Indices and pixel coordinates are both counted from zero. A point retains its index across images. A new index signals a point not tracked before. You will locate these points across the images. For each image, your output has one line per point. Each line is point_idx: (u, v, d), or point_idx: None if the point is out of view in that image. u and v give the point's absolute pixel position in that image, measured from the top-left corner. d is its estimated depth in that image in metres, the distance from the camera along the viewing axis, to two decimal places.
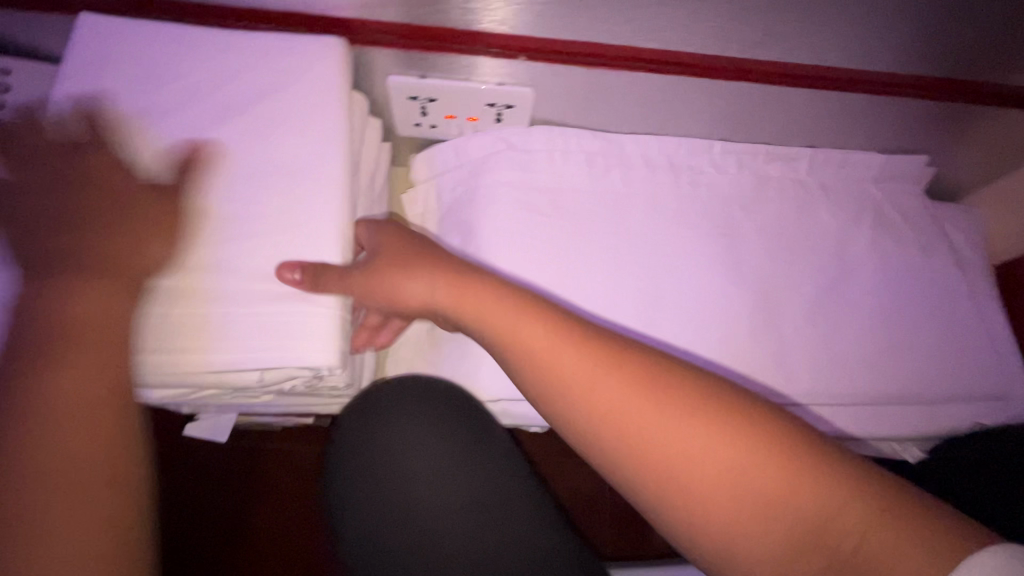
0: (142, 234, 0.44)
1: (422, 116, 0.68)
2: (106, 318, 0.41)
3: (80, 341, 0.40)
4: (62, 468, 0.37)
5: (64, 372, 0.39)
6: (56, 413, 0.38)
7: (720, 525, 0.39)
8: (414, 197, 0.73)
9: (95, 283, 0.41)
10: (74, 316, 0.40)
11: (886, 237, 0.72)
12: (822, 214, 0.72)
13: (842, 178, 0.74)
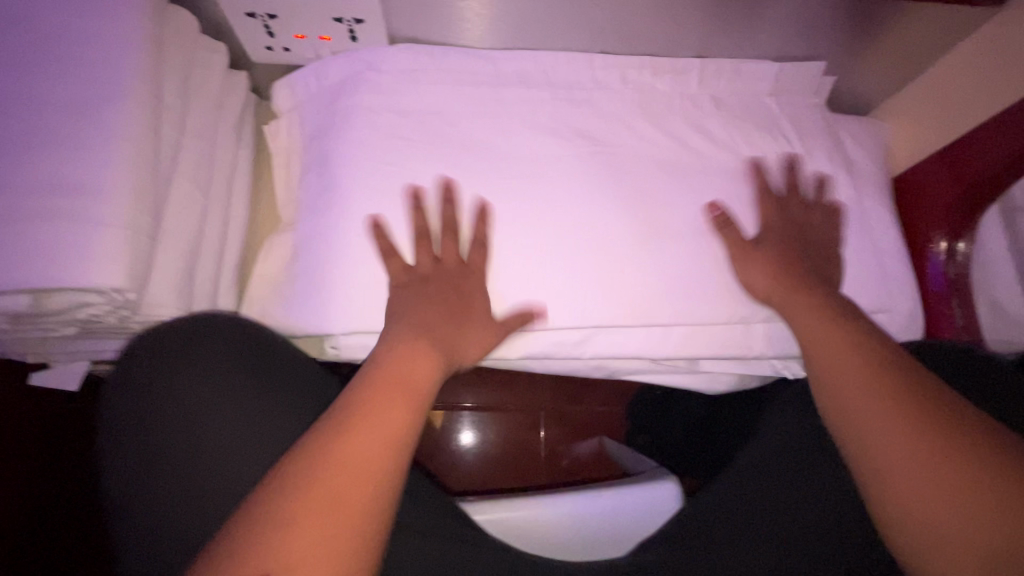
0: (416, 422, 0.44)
1: (270, 36, 0.63)
2: (405, 372, 0.47)
3: (396, 409, 0.44)
4: (339, 474, 0.40)
5: (375, 414, 0.43)
6: (357, 428, 0.42)
7: (900, 496, 0.41)
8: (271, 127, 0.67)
9: (392, 352, 0.48)
10: (389, 376, 0.46)
11: (782, 148, 0.67)
12: (709, 127, 0.67)
13: (736, 92, 0.70)
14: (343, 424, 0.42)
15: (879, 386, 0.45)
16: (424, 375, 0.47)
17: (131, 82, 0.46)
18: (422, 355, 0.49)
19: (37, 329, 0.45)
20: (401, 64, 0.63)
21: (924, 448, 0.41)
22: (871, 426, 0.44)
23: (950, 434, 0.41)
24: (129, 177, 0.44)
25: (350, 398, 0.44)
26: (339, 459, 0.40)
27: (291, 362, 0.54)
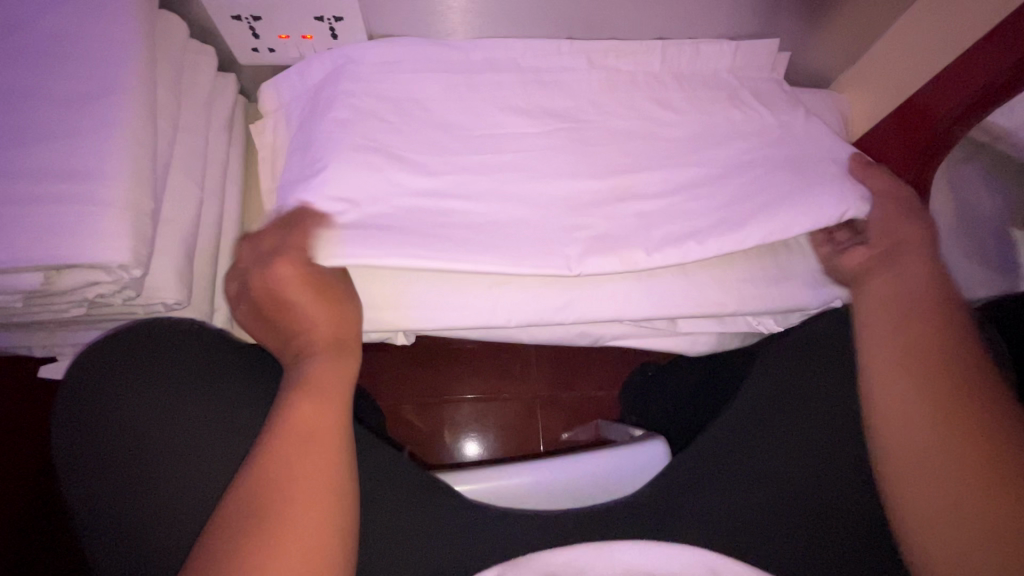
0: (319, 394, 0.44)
1: (254, 38, 0.67)
2: (321, 379, 0.46)
3: (313, 414, 0.43)
4: (292, 497, 0.39)
5: (300, 427, 0.42)
6: (292, 447, 0.41)
7: (908, 444, 0.44)
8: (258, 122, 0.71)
9: (312, 362, 0.47)
10: (303, 389, 0.45)
11: (740, 118, 0.71)
12: (671, 98, 0.71)
13: (699, 70, 0.74)
14: (273, 454, 0.41)
15: (915, 366, 0.46)
16: (330, 377, 0.46)
17: (127, 78, 0.50)
18: (328, 359, 0.48)
19: (47, 307, 0.49)
20: (381, 57, 0.67)
21: (953, 424, 0.43)
22: (906, 406, 0.45)
23: (978, 415, 0.43)
24: (130, 163, 0.47)
25: (276, 420, 0.43)
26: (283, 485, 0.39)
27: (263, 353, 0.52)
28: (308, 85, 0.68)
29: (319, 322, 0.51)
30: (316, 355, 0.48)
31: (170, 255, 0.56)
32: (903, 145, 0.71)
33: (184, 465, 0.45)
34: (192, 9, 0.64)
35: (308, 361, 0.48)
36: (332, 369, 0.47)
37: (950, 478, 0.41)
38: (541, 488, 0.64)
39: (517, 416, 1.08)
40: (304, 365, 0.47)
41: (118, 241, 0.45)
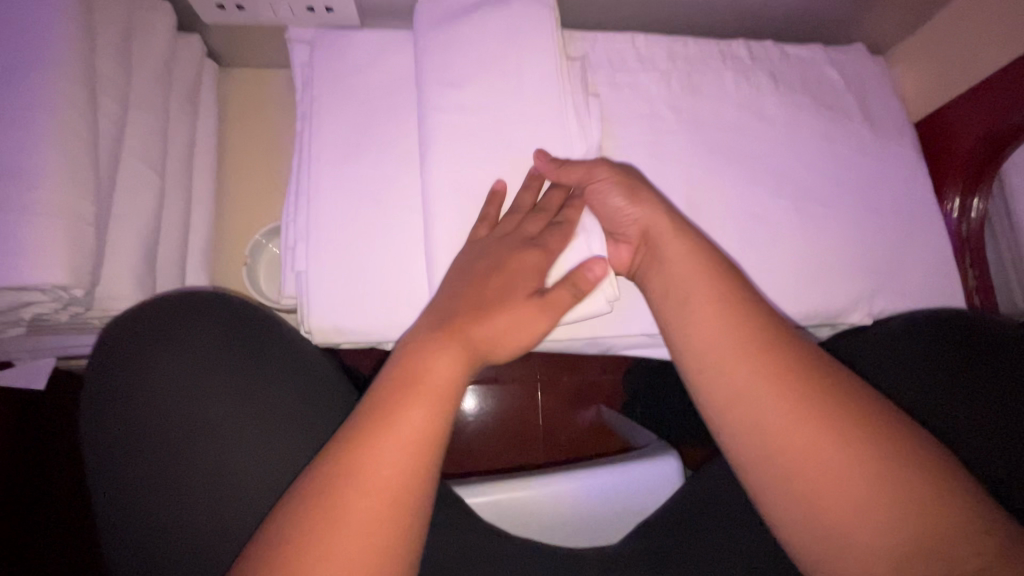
0: (424, 357, 0.41)
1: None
2: (436, 378, 0.40)
3: (416, 418, 0.38)
4: (352, 511, 0.34)
5: (403, 429, 0.37)
6: (373, 459, 0.36)
7: (783, 461, 0.37)
8: (271, 124, 0.68)
9: (421, 362, 0.41)
10: (384, 426, 0.37)
11: (781, 95, 0.62)
12: (702, 72, 0.62)
13: (741, 43, 0.64)
14: (365, 450, 0.36)
15: (790, 383, 0.38)
16: (446, 381, 0.40)
17: (53, 49, 0.41)
18: (453, 354, 0.42)
19: None
20: (373, 42, 0.60)
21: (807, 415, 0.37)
22: (759, 411, 0.39)
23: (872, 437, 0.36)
24: (60, 162, 0.39)
25: (383, 407, 0.38)
26: (351, 489, 0.35)
27: (282, 339, 0.53)
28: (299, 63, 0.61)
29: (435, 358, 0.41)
30: (440, 346, 0.41)
31: (124, 260, 0.49)
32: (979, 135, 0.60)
33: (204, 449, 0.47)
34: None
35: (461, 373, 0.41)
36: (450, 372, 0.41)
37: (835, 495, 0.35)
38: (545, 502, 0.60)
39: (518, 402, 1.00)
40: (421, 350, 0.42)
41: (50, 256, 0.38)
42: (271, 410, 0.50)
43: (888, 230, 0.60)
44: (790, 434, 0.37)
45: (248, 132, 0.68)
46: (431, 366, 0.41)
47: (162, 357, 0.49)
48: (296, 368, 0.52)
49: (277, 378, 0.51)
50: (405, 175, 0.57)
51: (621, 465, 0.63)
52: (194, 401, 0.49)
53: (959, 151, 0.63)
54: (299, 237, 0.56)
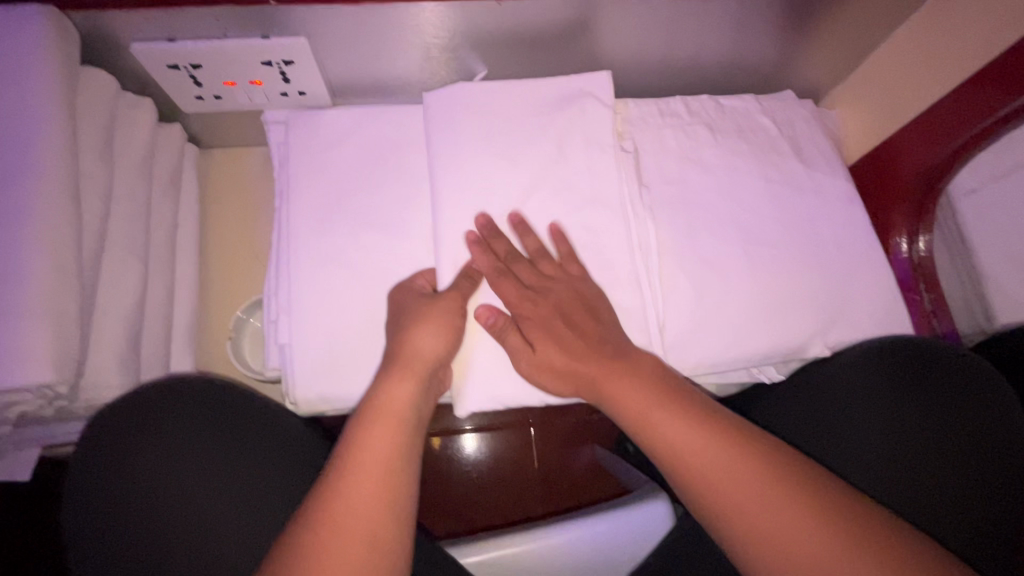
0: (381, 388, 0.49)
1: (198, 88, 0.60)
2: (393, 404, 0.48)
3: (381, 438, 0.45)
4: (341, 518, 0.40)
5: (372, 450, 0.44)
6: (351, 477, 0.42)
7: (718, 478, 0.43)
8: (251, 197, 0.72)
9: (381, 390, 0.49)
10: (358, 445, 0.45)
11: (728, 143, 0.66)
12: (652, 127, 0.66)
13: (678, 100, 0.68)
14: (344, 469, 0.43)
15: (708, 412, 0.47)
16: (402, 405, 0.48)
17: (40, 158, 0.43)
18: (404, 381, 0.50)
19: None
20: (343, 119, 0.64)
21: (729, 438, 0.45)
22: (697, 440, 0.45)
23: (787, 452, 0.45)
24: (47, 263, 0.41)
25: (356, 435, 0.45)
26: (344, 502, 0.41)
27: (271, 419, 0.54)
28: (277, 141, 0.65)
29: (400, 392, 0.49)
30: (392, 377, 0.50)
31: (108, 345, 0.50)
32: (914, 170, 0.63)
33: (196, 537, 0.48)
34: (122, 65, 0.57)
35: (415, 395, 0.49)
36: (407, 398, 0.49)
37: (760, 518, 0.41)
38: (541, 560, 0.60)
39: (512, 449, 0.99)
40: (377, 386, 0.49)
41: (39, 354, 0.39)
42: (262, 490, 0.51)
43: (840, 262, 0.63)
44: (721, 451, 0.44)
45: (228, 207, 0.71)
46: (386, 401, 0.48)
47: (149, 448, 0.50)
48: (283, 445, 0.53)
49: (268, 460, 0.52)
50: (379, 242, 0.60)
51: (613, 509, 0.63)
52: (184, 488, 0.50)
53: (902, 188, 0.65)
54: (281, 310, 0.58)
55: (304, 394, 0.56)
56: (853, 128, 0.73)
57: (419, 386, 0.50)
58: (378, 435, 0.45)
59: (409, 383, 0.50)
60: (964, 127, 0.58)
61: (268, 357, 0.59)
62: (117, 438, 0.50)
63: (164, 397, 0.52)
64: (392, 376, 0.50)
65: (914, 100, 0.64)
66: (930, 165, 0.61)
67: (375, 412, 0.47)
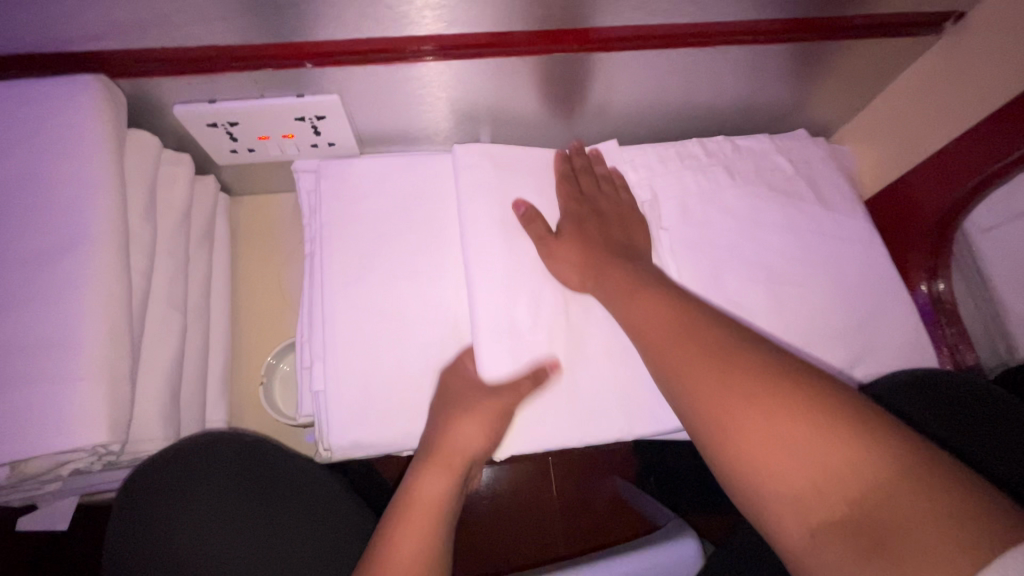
0: (416, 480, 0.53)
1: (234, 143, 0.63)
2: (425, 498, 0.51)
3: (417, 533, 0.48)
4: None
5: (407, 540, 0.48)
6: (387, 570, 0.45)
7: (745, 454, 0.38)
8: (282, 244, 0.74)
9: (418, 482, 0.52)
10: (392, 537, 0.48)
11: (745, 183, 0.68)
12: (670, 169, 0.68)
13: (695, 142, 0.70)
14: (379, 563, 0.46)
15: (744, 383, 0.40)
16: (433, 498, 0.51)
17: (94, 223, 0.45)
18: (436, 473, 0.53)
19: (17, 492, 0.44)
20: (373, 169, 0.66)
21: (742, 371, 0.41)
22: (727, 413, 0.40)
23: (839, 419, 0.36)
24: (100, 326, 0.43)
25: (391, 526, 0.49)
26: None
27: (299, 476, 0.55)
28: (308, 190, 0.67)
29: (431, 485, 0.52)
30: (426, 467, 0.53)
31: (151, 398, 0.52)
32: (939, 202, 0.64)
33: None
34: (164, 124, 0.59)
35: (447, 487, 0.52)
36: (442, 491, 0.52)
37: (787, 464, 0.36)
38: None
39: (535, 483, 0.98)
40: (411, 478, 0.53)
41: (95, 416, 0.41)
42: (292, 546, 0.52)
43: (862, 299, 0.64)
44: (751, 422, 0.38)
45: (259, 252, 0.73)
46: (419, 495, 0.51)
47: (184, 505, 0.52)
48: (313, 500, 0.54)
49: (299, 515, 0.53)
50: (410, 288, 0.62)
51: (644, 551, 0.63)
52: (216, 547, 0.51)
53: (920, 224, 0.66)
54: (315, 358, 0.59)
55: (339, 440, 0.57)
56: (867, 164, 0.75)
57: (453, 477, 0.53)
58: (413, 527, 0.49)
59: (442, 474, 0.53)
60: (988, 162, 0.58)
61: (302, 403, 0.60)
62: (154, 497, 0.51)
63: (201, 453, 0.53)
64: (427, 467, 0.53)
65: (926, 139, 0.66)
66: (946, 203, 0.63)
67: (408, 505, 0.51)
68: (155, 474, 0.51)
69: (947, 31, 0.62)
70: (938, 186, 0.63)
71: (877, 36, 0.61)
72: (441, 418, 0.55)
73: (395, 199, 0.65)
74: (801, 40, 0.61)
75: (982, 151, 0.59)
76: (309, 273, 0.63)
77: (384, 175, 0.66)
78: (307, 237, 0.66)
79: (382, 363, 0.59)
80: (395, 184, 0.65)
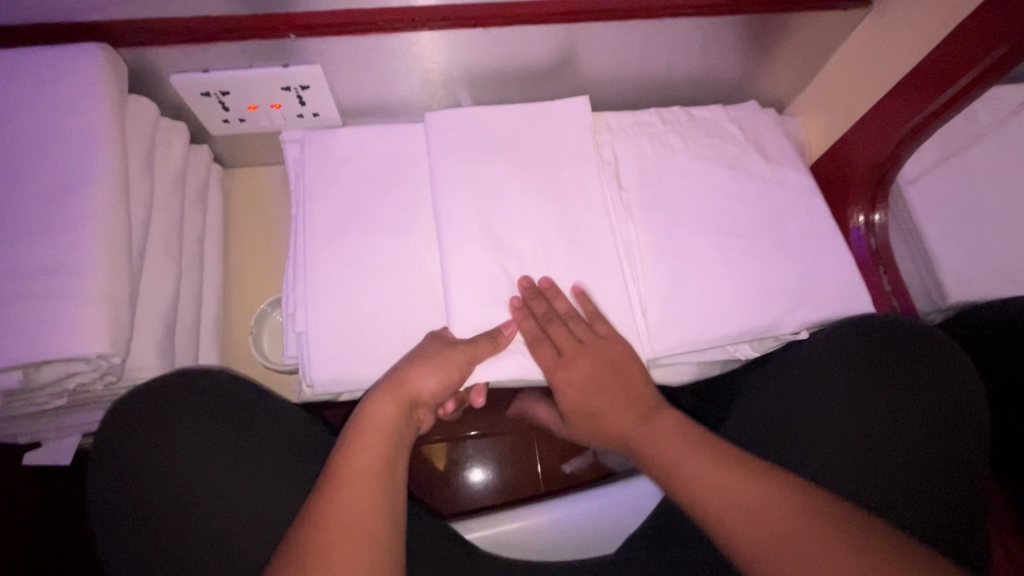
0: (365, 409, 0.55)
1: (226, 112, 0.69)
2: (376, 423, 0.54)
3: (371, 452, 0.52)
4: (331, 523, 0.46)
5: (361, 460, 0.51)
6: (343, 486, 0.48)
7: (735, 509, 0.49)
8: (271, 212, 0.79)
9: (369, 409, 0.55)
10: (346, 457, 0.51)
11: (698, 148, 0.74)
12: (628, 135, 0.74)
13: (652, 111, 0.76)
14: (336, 481, 0.49)
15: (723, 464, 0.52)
16: (385, 425, 0.55)
17: (98, 167, 0.51)
18: (387, 404, 0.56)
19: (27, 404, 0.49)
20: (354, 137, 0.72)
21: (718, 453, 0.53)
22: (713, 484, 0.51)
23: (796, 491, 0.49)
24: (103, 253, 0.48)
25: (345, 450, 0.52)
26: (337, 508, 0.47)
27: (272, 407, 0.59)
28: (294, 157, 0.73)
29: (383, 412, 0.55)
30: (379, 396, 0.56)
31: (148, 334, 0.57)
32: (872, 159, 0.70)
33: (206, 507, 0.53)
34: (162, 93, 0.65)
35: (397, 417, 0.56)
36: (391, 416, 0.55)
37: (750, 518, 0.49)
38: (556, 527, 0.65)
39: (517, 450, 1.03)
40: (363, 406, 0.56)
41: (100, 329, 0.46)
42: (265, 464, 0.56)
43: (805, 249, 0.70)
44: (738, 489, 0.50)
45: (249, 219, 0.79)
46: (369, 421, 0.54)
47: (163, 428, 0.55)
48: (285, 427, 0.59)
49: (273, 438, 0.58)
50: (387, 242, 0.67)
51: (607, 489, 0.68)
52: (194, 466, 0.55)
53: (859, 179, 0.72)
54: (299, 304, 0.64)
55: (321, 376, 0.62)
56: (814, 132, 0.80)
57: (405, 405, 0.57)
58: (367, 450, 0.52)
59: (395, 401, 0.56)
60: (908, 118, 0.65)
61: (288, 346, 0.65)
62: (135, 421, 0.55)
63: (181, 385, 0.57)
64: (379, 397, 0.56)
65: (860, 103, 0.72)
66: (879, 157, 0.69)
67: (361, 430, 0.54)
68: (138, 400, 0.55)
69: (874, 3, 0.68)
70: (872, 142, 0.70)
71: (811, 9, 0.67)
72: (409, 359, 0.59)
73: (376, 165, 0.71)
74: (741, 14, 0.67)
75: (906, 108, 0.65)
76: (295, 230, 0.69)
77: (364, 143, 0.71)
78: (293, 200, 0.71)
79: (362, 307, 0.64)
80: (375, 152, 0.71)
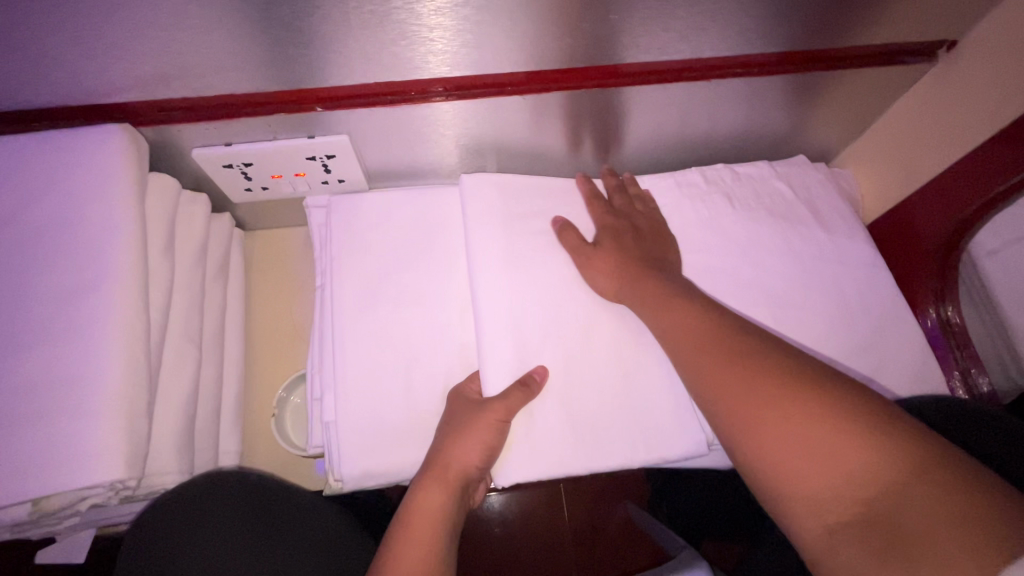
0: (416, 492, 0.52)
1: (249, 182, 0.66)
2: (423, 514, 0.50)
3: (415, 549, 0.48)
4: None
5: (410, 557, 0.47)
6: None
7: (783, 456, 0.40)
8: (294, 276, 0.76)
9: (416, 495, 0.52)
10: (393, 556, 0.47)
11: (746, 209, 0.69)
12: (671, 197, 0.70)
13: (696, 170, 0.72)
14: None
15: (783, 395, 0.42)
16: (432, 515, 0.50)
17: (116, 266, 0.48)
18: (434, 491, 0.52)
19: (41, 525, 0.45)
20: (380, 202, 0.68)
21: (764, 378, 0.43)
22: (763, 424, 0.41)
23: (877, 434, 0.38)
24: (122, 363, 0.45)
25: (394, 542, 0.49)
26: None
27: (303, 510, 0.55)
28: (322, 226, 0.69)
29: (433, 499, 0.51)
30: (425, 482, 0.52)
31: (168, 433, 0.53)
32: (941, 227, 0.64)
33: None
34: (183, 166, 0.62)
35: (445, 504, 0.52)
36: (441, 505, 0.51)
37: (811, 469, 0.39)
38: None
39: (543, 513, 0.97)
40: (411, 492, 0.52)
41: (115, 451, 0.42)
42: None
43: (867, 323, 0.64)
44: (804, 428, 0.40)
45: (270, 283, 0.75)
46: (418, 508, 0.51)
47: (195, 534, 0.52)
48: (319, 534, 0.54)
49: (307, 549, 0.53)
50: (419, 318, 0.63)
51: None
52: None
53: (927, 248, 0.67)
54: (324, 389, 0.61)
55: (352, 472, 0.58)
56: (870, 188, 0.75)
57: (457, 491, 0.52)
58: (416, 544, 0.48)
59: (444, 486, 0.52)
60: (986, 188, 0.59)
61: (315, 433, 0.61)
62: (166, 528, 0.52)
63: (216, 483, 0.54)
64: (427, 480, 0.52)
65: (927, 164, 0.66)
66: (950, 227, 0.63)
67: (409, 520, 0.50)
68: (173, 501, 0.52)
69: (940, 58, 0.63)
70: (943, 210, 0.64)
71: (867, 68, 0.63)
72: (444, 437, 0.55)
73: (405, 229, 0.67)
74: (794, 73, 0.62)
75: (982, 178, 0.59)
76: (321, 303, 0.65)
77: (392, 208, 0.68)
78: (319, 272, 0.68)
79: (393, 391, 0.60)
80: (404, 213, 0.68)
